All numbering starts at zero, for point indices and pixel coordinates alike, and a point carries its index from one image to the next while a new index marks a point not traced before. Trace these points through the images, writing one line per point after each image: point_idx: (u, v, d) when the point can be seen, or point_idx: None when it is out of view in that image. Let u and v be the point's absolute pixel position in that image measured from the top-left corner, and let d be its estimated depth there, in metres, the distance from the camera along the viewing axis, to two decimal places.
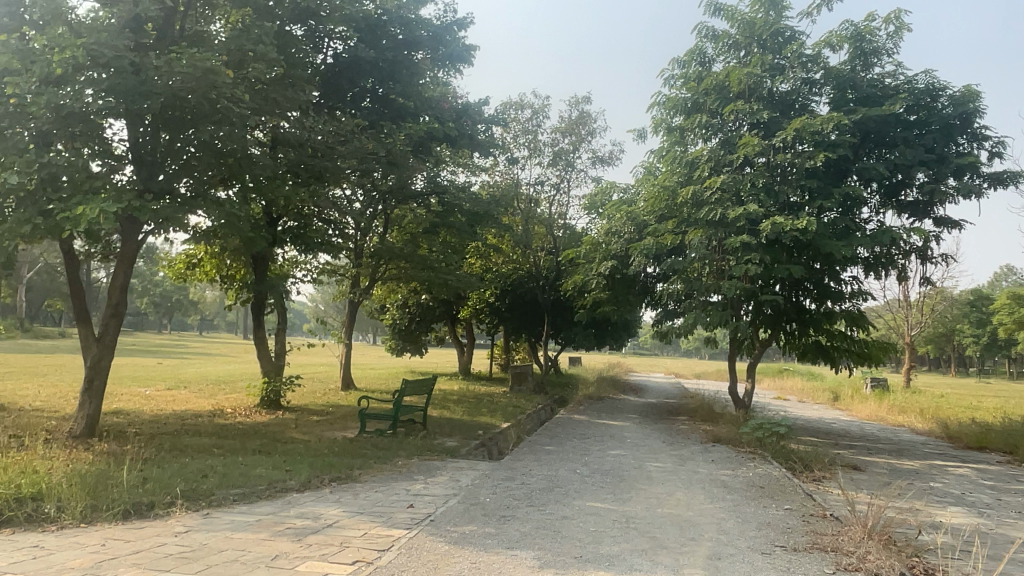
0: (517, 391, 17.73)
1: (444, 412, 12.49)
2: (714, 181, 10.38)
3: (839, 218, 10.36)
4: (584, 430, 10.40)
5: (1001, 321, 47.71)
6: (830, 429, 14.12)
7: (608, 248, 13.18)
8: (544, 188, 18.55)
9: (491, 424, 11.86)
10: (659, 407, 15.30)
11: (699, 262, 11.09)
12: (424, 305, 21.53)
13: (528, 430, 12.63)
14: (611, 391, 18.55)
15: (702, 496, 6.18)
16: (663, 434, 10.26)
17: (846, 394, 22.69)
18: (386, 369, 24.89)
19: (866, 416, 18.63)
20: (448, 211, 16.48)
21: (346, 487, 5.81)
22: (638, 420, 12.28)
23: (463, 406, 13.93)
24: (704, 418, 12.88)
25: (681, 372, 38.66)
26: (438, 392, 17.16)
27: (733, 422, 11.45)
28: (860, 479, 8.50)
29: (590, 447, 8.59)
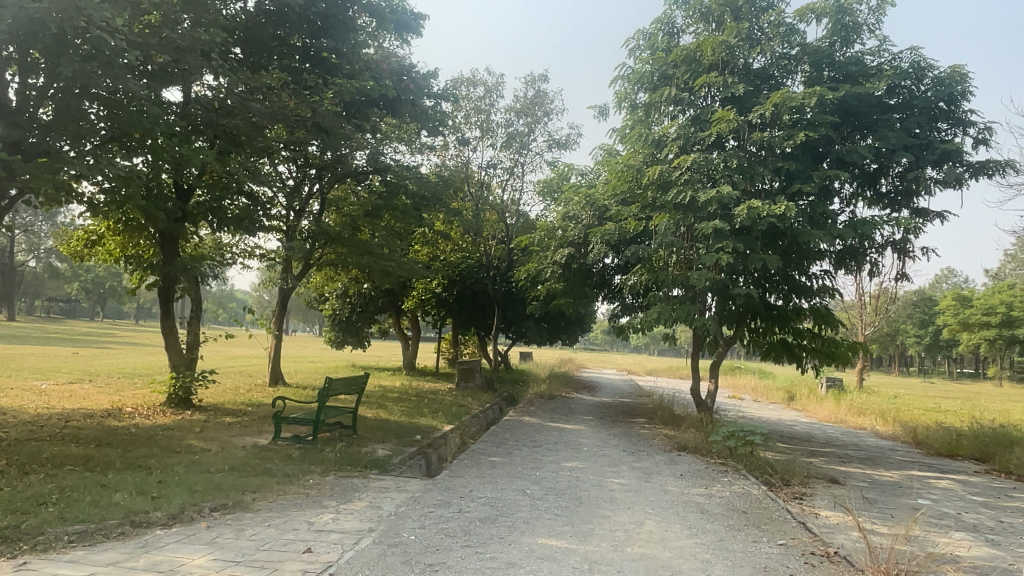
0: (463, 388, 16.52)
1: (378, 414, 11.19)
2: (684, 159, 9.28)
3: (817, 204, 9.38)
4: (535, 435, 9.23)
5: (946, 322, 48.40)
6: (795, 434, 13.26)
7: (563, 235, 12.05)
8: (496, 171, 17.30)
9: (431, 427, 10.61)
10: (615, 407, 14.25)
11: (664, 251, 10.02)
12: (366, 295, 20.11)
13: (473, 434, 11.41)
14: (564, 388, 17.46)
15: (679, 527, 5.05)
16: (623, 441, 9.15)
17: (803, 393, 22.06)
18: (325, 363, 23.36)
19: (825, 418, 17.93)
20: (392, 192, 15.31)
21: (228, 521, 4.51)
22: (593, 423, 11.17)
23: (403, 406, 12.65)
24: (665, 421, 11.85)
25: (633, 368, 37.89)
26: (378, 389, 15.81)
27: (698, 427, 10.44)
28: (844, 495, 7.52)
29: (541, 458, 7.40)
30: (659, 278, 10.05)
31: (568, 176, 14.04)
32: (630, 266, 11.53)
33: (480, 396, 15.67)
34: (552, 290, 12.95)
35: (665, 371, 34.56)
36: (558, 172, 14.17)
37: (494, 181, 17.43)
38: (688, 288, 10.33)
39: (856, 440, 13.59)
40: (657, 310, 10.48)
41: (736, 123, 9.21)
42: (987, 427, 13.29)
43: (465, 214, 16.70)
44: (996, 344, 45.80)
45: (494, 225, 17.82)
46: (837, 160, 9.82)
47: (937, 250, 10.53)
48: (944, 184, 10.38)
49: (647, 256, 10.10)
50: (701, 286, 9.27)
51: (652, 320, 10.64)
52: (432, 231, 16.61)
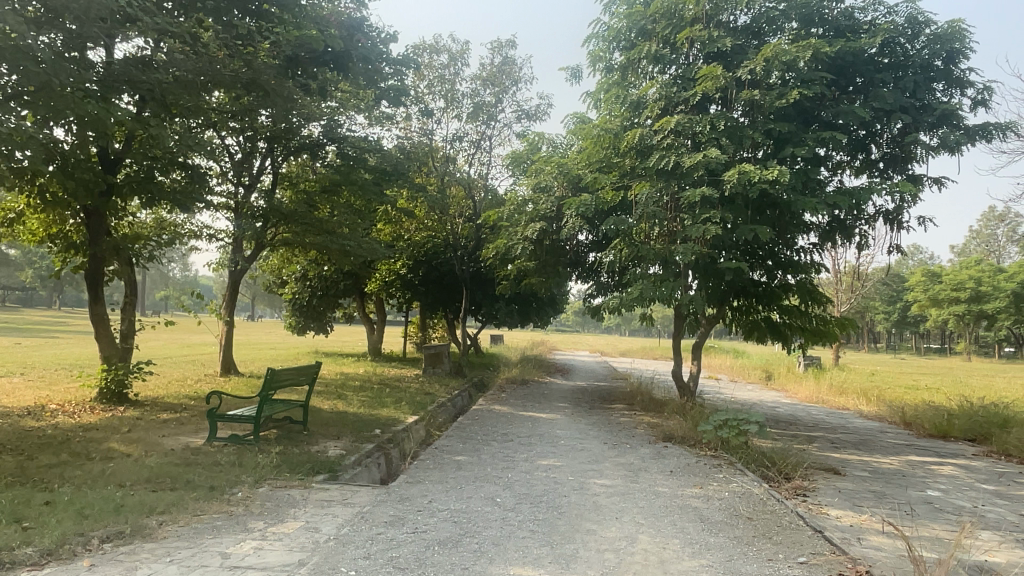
0: (431, 375, 15.62)
1: (335, 406, 10.25)
2: (666, 120, 8.40)
3: (810, 169, 8.59)
4: (507, 427, 8.39)
5: (916, 298, 48.54)
6: (780, 417, 12.60)
7: (532, 209, 11.09)
8: (462, 145, 16.30)
9: (393, 420, 9.70)
10: (591, 393, 13.46)
11: (646, 223, 9.14)
12: (327, 277, 19.05)
13: (439, 425, 10.54)
14: (537, 373, 16.66)
15: (678, 543, 4.23)
16: (602, 432, 8.35)
17: (781, 372, 21.52)
18: (287, 350, 22.26)
19: (807, 398, 17.36)
20: (351, 166, 14.39)
21: (120, 556, 3.59)
22: (569, 410, 10.37)
23: (363, 396, 11.73)
24: (645, 407, 11.09)
25: (607, 349, 37.25)
26: (339, 377, 14.85)
27: (682, 413, 9.68)
28: (850, 489, 6.79)
29: (513, 457, 6.53)
30: (639, 252, 9.18)
31: (538, 147, 13.13)
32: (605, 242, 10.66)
33: (448, 382, 14.80)
34: (522, 267, 12.04)
35: (639, 351, 34.00)
36: (528, 143, 13.23)
37: (460, 155, 16.44)
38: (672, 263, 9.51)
39: (842, 422, 12.98)
40: (637, 287, 9.61)
41: (724, 80, 8.33)
42: (977, 406, 12.74)
43: (430, 189, 15.71)
44: (966, 319, 46.02)
45: (461, 201, 16.84)
46: (830, 122, 9.02)
47: (934, 220, 9.81)
48: (941, 148, 9.64)
49: (626, 228, 9.21)
50: (686, 261, 8.42)
51: (631, 299, 9.77)
52: (395, 208, 15.60)
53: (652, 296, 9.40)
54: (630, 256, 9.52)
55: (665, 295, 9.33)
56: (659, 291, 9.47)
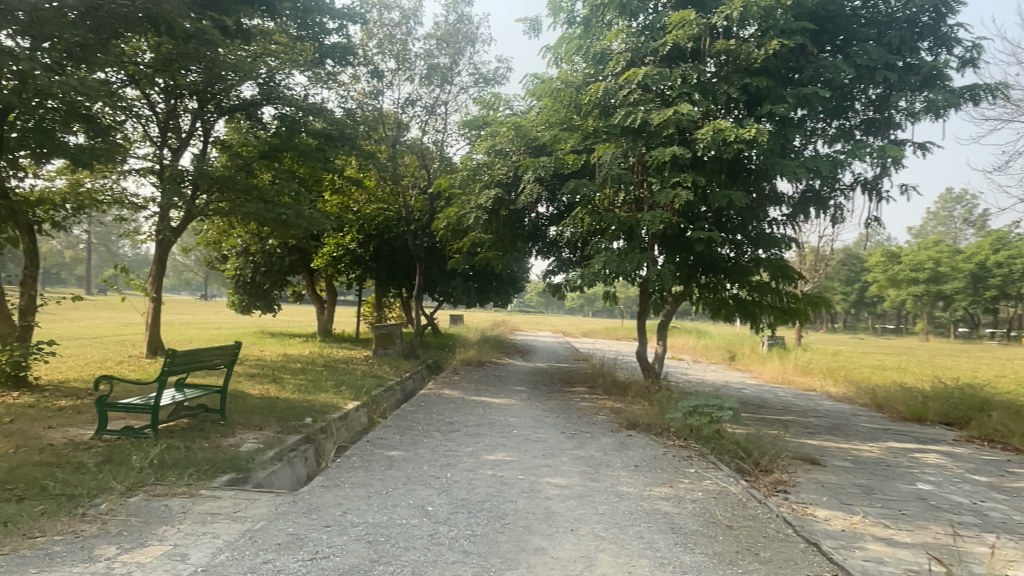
0: (380, 356, 14.68)
1: (264, 392, 9.22)
2: (634, 72, 7.51)
3: (790, 130, 7.79)
4: (453, 414, 7.49)
5: (875, 279, 48.82)
6: (749, 400, 11.95)
7: (486, 175, 10.11)
8: (414, 110, 15.24)
9: (329, 406, 8.74)
10: (550, 374, 12.65)
11: (610, 187, 8.25)
12: (271, 252, 17.89)
13: (382, 412, 9.60)
14: (493, 353, 15.79)
15: (647, 565, 3.39)
16: (560, 419, 7.51)
17: (745, 353, 21.00)
18: (232, 330, 21.04)
19: (772, 378, 16.83)
20: (293, 129, 13.44)
21: None
22: (525, 394, 9.51)
23: (301, 379, 10.72)
24: (607, 391, 10.29)
25: (569, 330, 36.62)
26: (281, 358, 13.78)
27: (646, 397, 8.89)
28: (834, 483, 6.05)
29: (455, 451, 5.64)
30: (602, 220, 8.28)
31: (494, 108, 12.16)
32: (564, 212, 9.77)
33: (398, 364, 13.85)
34: (475, 239, 11.09)
35: (600, 331, 33.37)
36: (482, 104, 12.24)
37: (413, 122, 15.38)
38: (639, 234, 8.65)
39: (812, 404, 12.36)
40: (598, 259, 8.73)
41: (697, 28, 7.46)
42: (949, 387, 12.25)
43: (379, 157, 14.64)
44: (923, 300, 46.43)
45: (415, 171, 15.81)
46: (810, 80, 8.24)
47: (916, 189, 9.13)
48: (925, 113, 8.95)
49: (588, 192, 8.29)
50: (654, 230, 7.57)
51: (592, 272, 8.87)
52: (341, 176, 14.52)
53: (616, 269, 8.50)
54: (592, 225, 8.64)
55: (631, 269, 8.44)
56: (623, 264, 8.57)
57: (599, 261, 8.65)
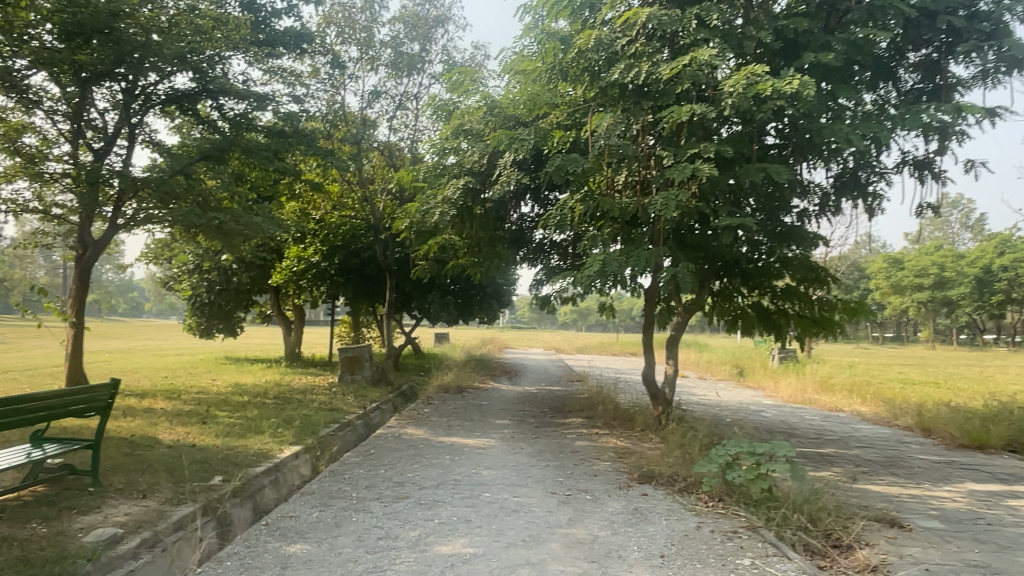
0: (346, 383, 12.83)
1: (181, 439, 7.35)
2: (636, 13, 5.80)
3: (837, 88, 6.07)
4: (408, 467, 5.65)
5: (878, 285, 47.23)
6: (775, 427, 10.12)
7: (454, 163, 8.33)
8: (381, 104, 13.51)
9: (256, 454, 6.86)
10: (541, 401, 10.79)
11: (609, 165, 6.47)
12: (227, 268, 16.05)
13: (331, 456, 7.73)
14: (477, 376, 13.92)
15: None
16: (551, 470, 5.68)
17: (755, 368, 19.15)
18: (192, 357, 19.11)
19: (791, 396, 15.00)
20: (240, 126, 12.09)
21: None
22: (508, 431, 7.68)
23: (237, 417, 8.84)
24: (608, 423, 8.44)
25: (564, 347, 34.81)
26: (229, 389, 11.89)
27: (660, 433, 7.05)
28: (942, 565, 4.22)
29: (393, 540, 3.80)
30: (598, 207, 6.46)
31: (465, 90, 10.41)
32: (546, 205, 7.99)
33: (365, 393, 11.98)
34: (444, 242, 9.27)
35: (596, 348, 31.52)
36: (450, 85, 10.44)
37: (381, 118, 13.64)
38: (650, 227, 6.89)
39: (849, 430, 10.53)
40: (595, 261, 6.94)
41: None
42: (1008, 405, 10.43)
43: (338, 154, 12.81)
44: (929, 307, 44.73)
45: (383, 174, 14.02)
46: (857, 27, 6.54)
47: (984, 166, 7.43)
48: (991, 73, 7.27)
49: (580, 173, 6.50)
50: (670, 216, 5.75)
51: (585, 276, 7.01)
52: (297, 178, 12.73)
53: (618, 272, 6.64)
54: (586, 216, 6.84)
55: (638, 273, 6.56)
56: (625, 265, 6.69)
57: (594, 261, 6.79)
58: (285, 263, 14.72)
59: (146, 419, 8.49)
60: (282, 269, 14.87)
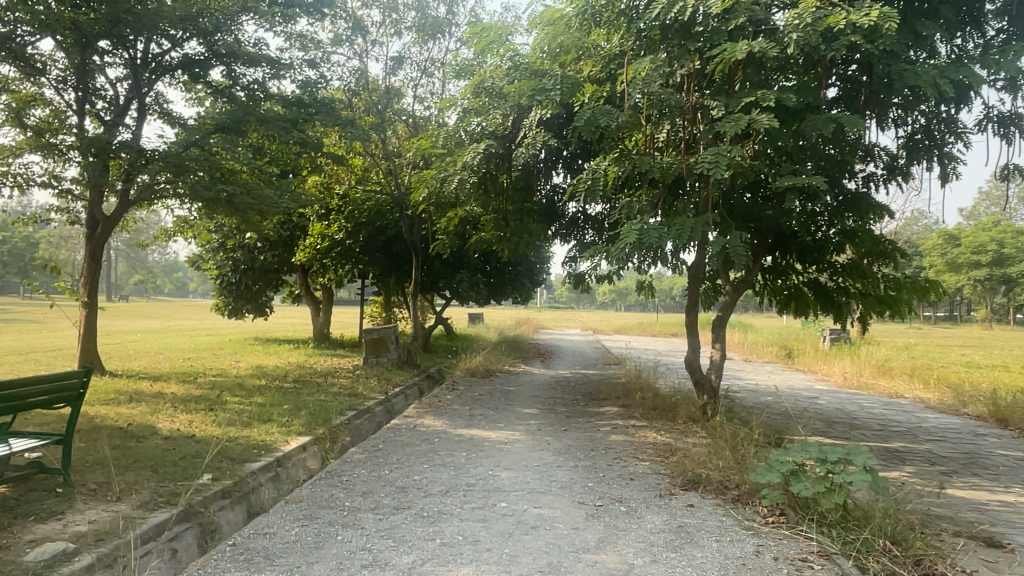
0: (372, 366, 12.24)
1: (181, 428, 6.78)
2: None
3: (920, 24, 5.13)
4: (416, 467, 4.95)
5: (931, 263, 45.22)
6: (832, 416, 9.21)
7: (477, 125, 7.56)
8: (406, 71, 12.76)
9: (257, 446, 6.24)
10: (574, 386, 10.03)
11: (647, 119, 5.66)
12: (251, 246, 15.56)
13: (343, 447, 7.10)
14: (507, 358, 13.22)
15: None
16: (580, 473, 4.92)
17: (804, 350, 18.11)
18: (221, 337, 18.77)
19: (844, 380, 14.01)
20: (255, 97, 11.54)
21: None
22: (535, 422, 6.94)
23: (247, 404, 8.26)
24: (647, 413, 7.66)
25: (602, 326, 33.94)
26: (248, 372, 11.38)
27: (705, 427, 6.24)
28: None
29: (380, 570, 3.10)
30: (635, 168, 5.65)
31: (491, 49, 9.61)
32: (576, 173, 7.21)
33: (389, 376, 11.37)
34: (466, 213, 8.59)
35: (635, 328, 30.64)
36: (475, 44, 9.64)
37: (406, 86, 12.90)
38: (698, 193, 6.05)
39: (914, 420, 9.57)
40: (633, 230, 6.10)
41: None
42: None
43: (359, 124, 12.13)
44: (987, 285, 42.69)
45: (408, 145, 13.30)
46: None
47: None
48: None
49: (614, 129, 5.70)
50: (720, 175, 4.91)
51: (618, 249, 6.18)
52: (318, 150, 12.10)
53: (659, 244, 5.78)
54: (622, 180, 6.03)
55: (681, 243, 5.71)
56: (665, 235, 5.84)
57: (630, 230, 5.94)
58: (309, 241, 14.17)
59: (151, 404, 7.96)
60: (307, 247, 14.32)
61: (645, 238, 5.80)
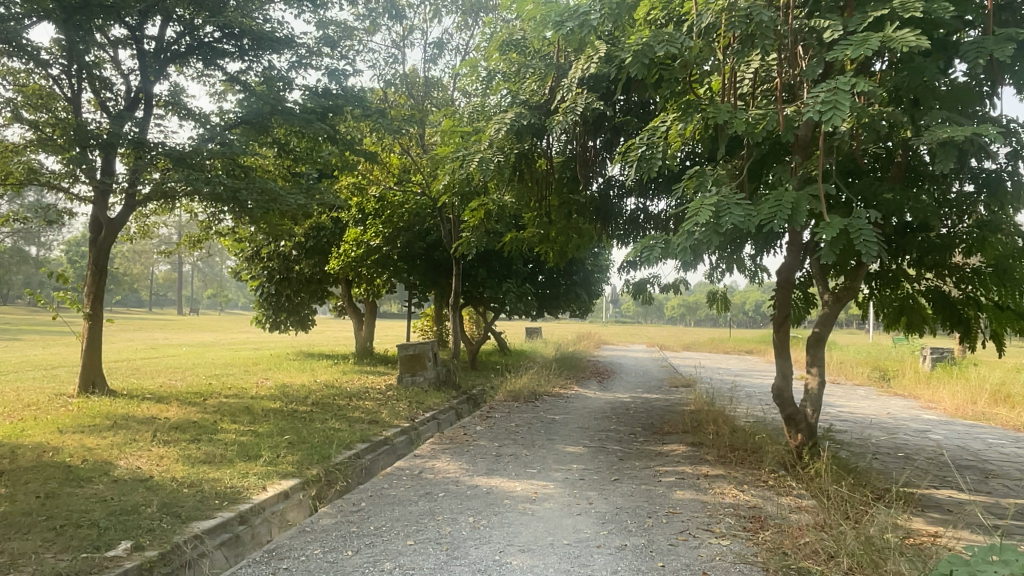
0: (406, 386, 10.93)
1: (141, 468, 5.51)
2: None
3: None
4: (395, 546, 3.52)
5: None
6: (959, 459, 7.34)
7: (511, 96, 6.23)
8: (446, 58, 11.50)
9: (220, 497, 4.93)
10: (632, 415, 8.45)
11: (725, 50, 4.35)
12: (287, 254, 14.55)
13: (338, 492, 5.73)
14: (559, 378, 11.68)
15: None
16: (628, 561, 3.40)
17: (903, 372, 15.93)
18: (263, 352, 17.85)
19: (955, 409, 11.93)
20: (279, 88, 10.49)
21: None
22: (578, 468, 5.40)
23: (241, 433, 7.01)
24: (722, 456, 6.04)
25: (670, 342, 31.98)
26: (268, 392, 10.20)
27: (817, 495, 4.59)
28: None
29: None
30: (710, 120, 4.34)
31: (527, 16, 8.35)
32: (624, 147, 5.85)
33: (422, 398, 10.02)
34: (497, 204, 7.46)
35: (706, 344, 28.57)
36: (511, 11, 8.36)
37: (447, 75, 11.62)
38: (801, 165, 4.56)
39: None
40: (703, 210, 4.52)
41: None
42: None
43: (393, 117, 10.91)
44: None
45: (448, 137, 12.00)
46: None
47: None
48: None
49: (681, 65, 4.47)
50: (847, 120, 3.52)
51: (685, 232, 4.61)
52: (347, 144, 10.93)
53: (747, 227, 4.17)
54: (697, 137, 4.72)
55: (779, 223, 4.15)
56: (754, 213, 4.27)
57: (701, 205, 4.39)
58: (343, 248, 12.95)
59: (129, 434, 6.77)
60: (340, 255, 13.11)
61: (727, 216, 4.24)
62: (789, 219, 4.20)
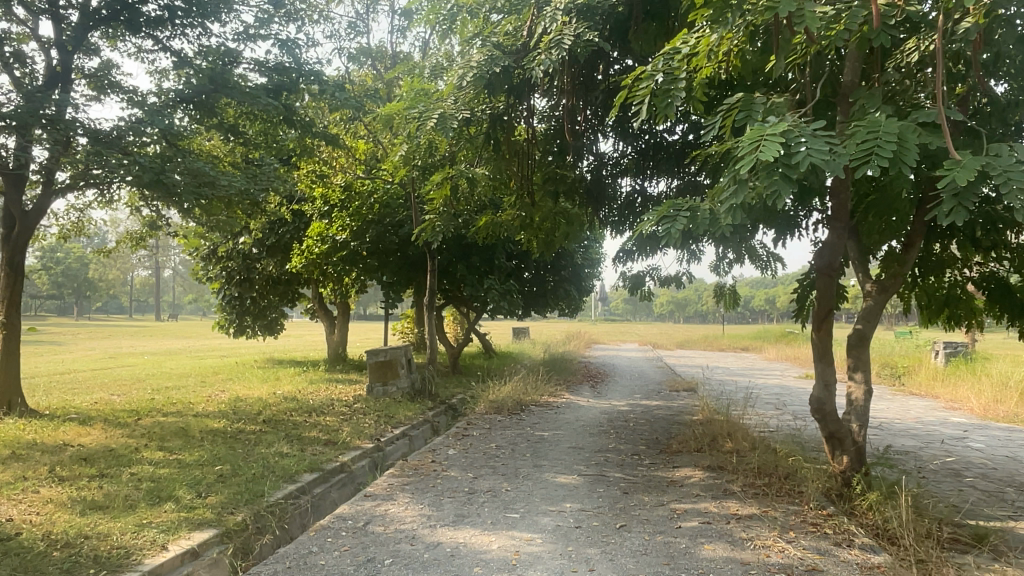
0: (377, 397, 9.73)
1: (9, 521, 4.27)
2: None
3: None
4: None
5: None
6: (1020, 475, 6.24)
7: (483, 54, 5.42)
8: (414, 29, 10.33)
9: (95, 566, 3.70)
10: (633, 429, 7.27)
11: None
12: (248, 253, 13.27)
13: (270, 544, 4.52)
14: (548, 385, 10.51)
15: None
16: None
17: (915, 368, 14.90)
18: (229, 361, 16.51)
19: (983, 410, 10.88)
20: (224, 61, 9.25)
21: None
22: (572, 509, 4.21)
23: (163, 465, 5.77)
24: (750, 485, 4.88)
25: (662, 341, 30.87)
26: (217, 409, 8.94)
27: (895, 557, 3.45)
28: None
29: None
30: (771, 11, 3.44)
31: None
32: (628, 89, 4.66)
33: (392, 411, 8.82)
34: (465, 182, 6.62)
35: (701, 342, 27.48)
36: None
37: (416, 49, 10.44)
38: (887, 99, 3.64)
39: None
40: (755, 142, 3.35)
41: None
42: None
43: (357, 94, 9.72)
44: None
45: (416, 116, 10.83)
46: None
47: None
48: None
49: None
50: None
51: (734, 179, 3.54)
52: (305, 125, 9.70)
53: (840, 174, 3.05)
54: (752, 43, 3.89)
55: (882, 161, 3.10)
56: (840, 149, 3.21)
57: (760, 134, 3.34)
58: (306, 243, 11.69)
59: (18, 471, 5.49)
60: (304, 251, 11.85)
61: (803, 151, 3.18)
62: (893, 156, 3.15)
